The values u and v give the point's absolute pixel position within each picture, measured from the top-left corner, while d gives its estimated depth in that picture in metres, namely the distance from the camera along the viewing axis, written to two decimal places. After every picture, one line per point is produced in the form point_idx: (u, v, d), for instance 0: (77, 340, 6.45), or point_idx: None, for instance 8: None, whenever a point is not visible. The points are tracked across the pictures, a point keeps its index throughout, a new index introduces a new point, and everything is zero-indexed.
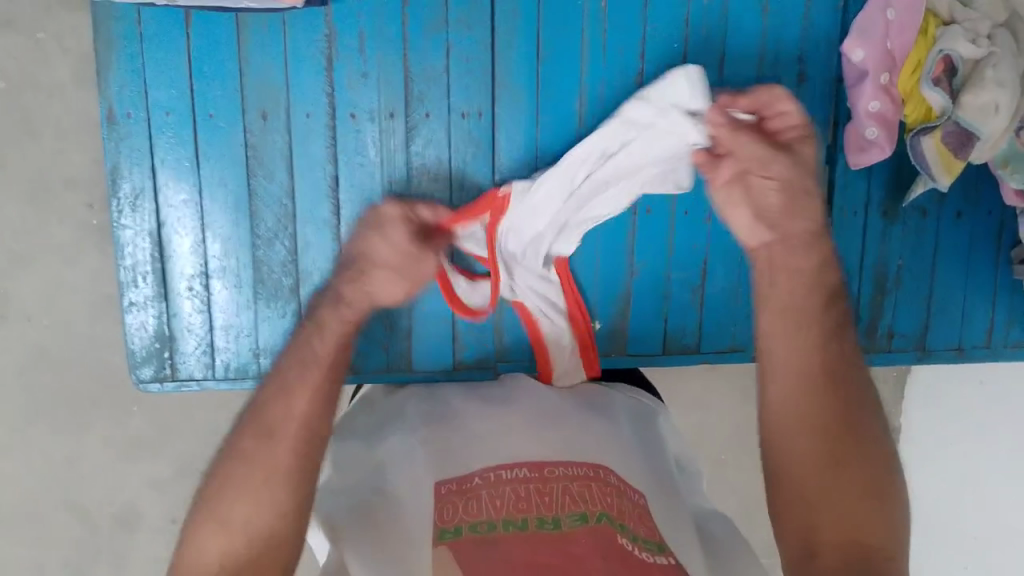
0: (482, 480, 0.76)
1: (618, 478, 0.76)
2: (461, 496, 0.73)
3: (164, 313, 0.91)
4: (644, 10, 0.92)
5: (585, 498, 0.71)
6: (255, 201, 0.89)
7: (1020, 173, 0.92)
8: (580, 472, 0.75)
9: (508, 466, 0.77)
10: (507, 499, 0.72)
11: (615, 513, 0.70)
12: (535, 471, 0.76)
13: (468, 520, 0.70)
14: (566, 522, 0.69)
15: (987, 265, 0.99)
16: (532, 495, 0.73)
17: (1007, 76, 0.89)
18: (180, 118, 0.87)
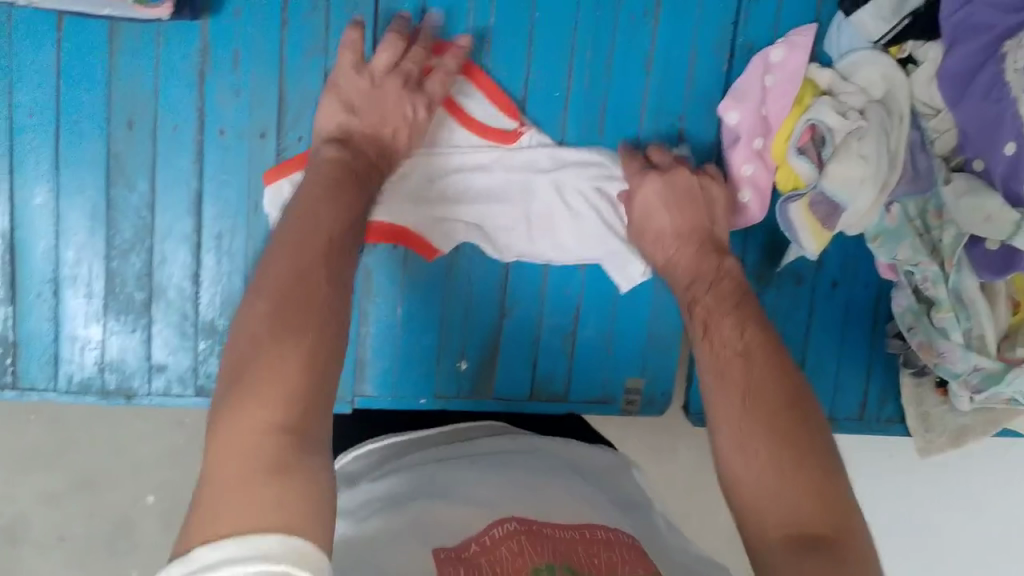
0: (478, 547, 0.64)
1: (608, 534, 0.67)
2: (459, 564, 0.62)
3: (10, 318, 0.86)
4: (528, 54, 0.90)
5: (577, 554, 0.63)
6: (113, 211, 0.85)
7: (888, 247, 0.91)
8: (566, 532, 0.66)
9: (491, 524, 0.67)
10: (501, 562, 0.62)
11: (607, 567, 0.62)
12: (524, 526, 0.66)
13: None
14: (561, 571, 0.60)
15: (860, 339, 1.02)
16: (525, 550, 0.63)
17: (872, 150, 0.84)
18: (43, 121, 0.83)
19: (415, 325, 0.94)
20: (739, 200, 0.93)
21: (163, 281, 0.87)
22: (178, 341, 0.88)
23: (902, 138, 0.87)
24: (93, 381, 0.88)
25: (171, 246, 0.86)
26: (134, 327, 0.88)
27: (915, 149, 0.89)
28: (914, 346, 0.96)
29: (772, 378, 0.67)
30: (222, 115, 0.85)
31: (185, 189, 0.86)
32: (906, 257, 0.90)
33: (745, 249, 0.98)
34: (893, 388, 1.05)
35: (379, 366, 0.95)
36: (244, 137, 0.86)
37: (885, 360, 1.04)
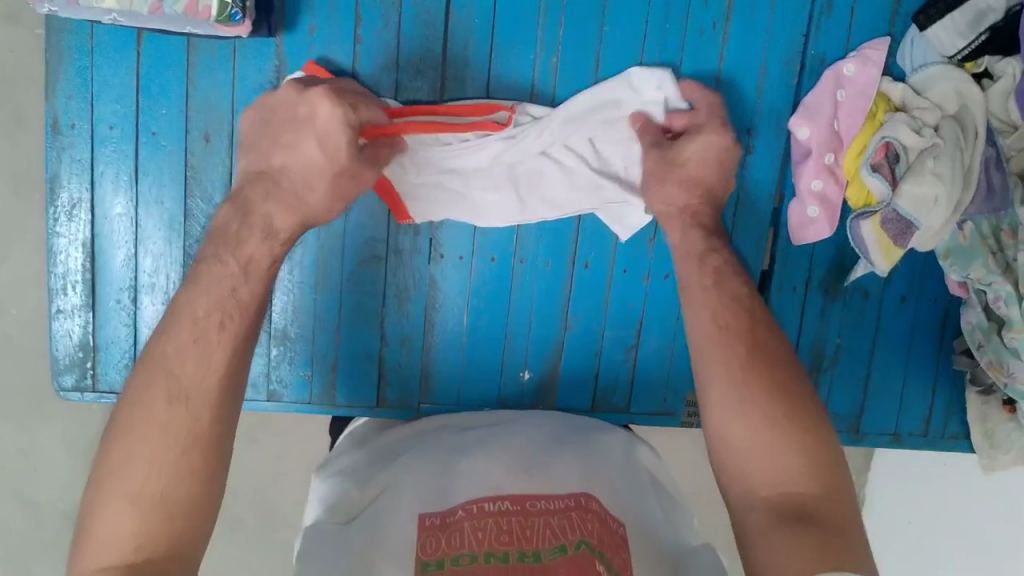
0: (466, 514, 0.70)
1: (600, 510, 0.72)
2: (445, 531, 0.69)
3: (91, 323, 0.89)
4: (596, 66, 0.89)
5: (566, 528, 0.67)
6: (190, 221, 0.87)
7: (960, 266, 0.90)
8: (562, 505, 0.71)
9: (485, 497, 0.72)
10: (490, 532, 0.67)
11: (595, 541, 0.66)
12: (517, 505, 0.71)
13: (451, 552, 0.66)
14: (548, 555, 0.65)
15: (926, 355, 1.01)
16: (517, 529, 0.68)
17: (947, 168, 0.83)
18: (124, 134, 0.85)
19: (478, 329, 0.95)
20: (806, 216, 0.92)
21: None
22: None
23: (978, 155, 0.86)
24: None
25: None
26: None
27: (990, 165, 0.88)
28: (983, 364, 0.95)
29: (773, 395, 0.66)
30: None
31: None
32: (980, 276, 0.89)
33: (812, 264, 0.97)
34: (957, 404, 1.04)
35: (443, 372, 0.95)
36: None
37: (951, 376, 1.03)
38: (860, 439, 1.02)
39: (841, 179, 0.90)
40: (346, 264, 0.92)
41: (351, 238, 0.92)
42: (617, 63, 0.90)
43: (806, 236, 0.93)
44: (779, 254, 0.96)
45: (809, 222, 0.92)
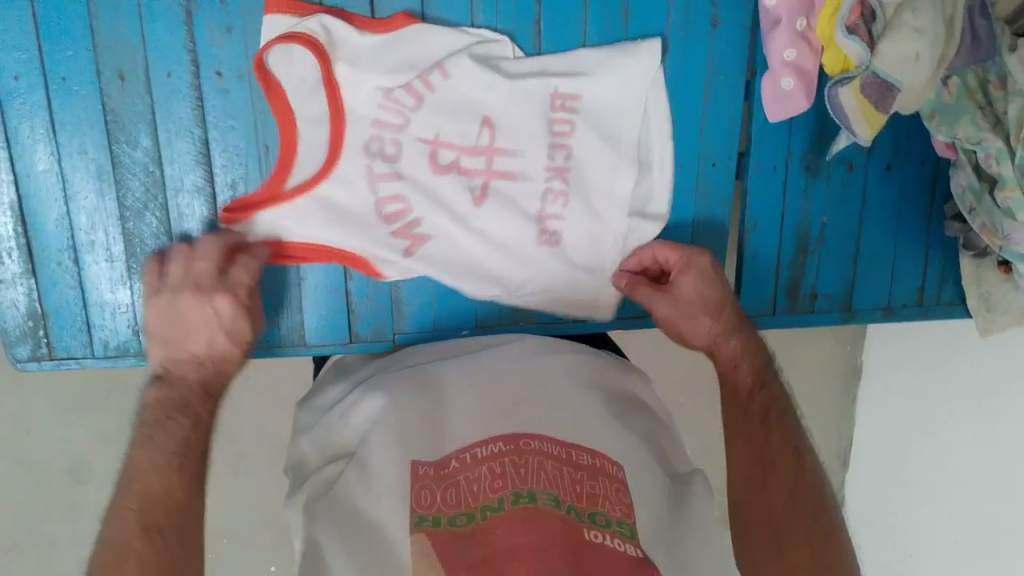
0: (459, 464, 0.70)
1: (596, 459, 0.71)
2: (439, 484, 0.68)
3: (35, 290, 0.84)
4: None
5: (558, 484, 0.67)
6: (120, 169, 0.81)
7: (946, 126, 0.85)
8: (558, 453, 0.70)
9: (481, 441, 0.72)
10: (485, 482, 0.67)
11: (584, 504, 0.66)
12: (510, 443, 0.71)
13: (447, 509, 0.66)
14: (542, 499, 0.65)
15: (916, 224, 0.97)
16: (510, 472, 0.68)
17: (927, 21, 0.77)
18: (30, 83, 0.78)
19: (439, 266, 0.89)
20: (780, 89, 0.85)
21: (182, 236, 0.84)
22: None
23: (959, 2, 0.79)
24: (129, 344, 0.86)
25: (184, 200, 0.83)
26: None
27: (974, 12, 0.80)
28: (977, 229, 0.91)
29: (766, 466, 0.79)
30: (218, 55, 0.80)
31: (192, 139, 0.82)
32: (968, 135, 0.84)
33: (790, 141, 0.91)
34: (952, 270, 1.00)
35: (413, 299, 0.91)
36: (245, 77, 0.81)
37: (943, 241, 0.99)
38: (853, 317, 0.99)
39: (814, 45, 0.84)
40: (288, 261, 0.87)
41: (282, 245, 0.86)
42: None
43: (783, 112, 0.87)
44: (754, 133, 0.90)
45: (784, 96, 0.86)
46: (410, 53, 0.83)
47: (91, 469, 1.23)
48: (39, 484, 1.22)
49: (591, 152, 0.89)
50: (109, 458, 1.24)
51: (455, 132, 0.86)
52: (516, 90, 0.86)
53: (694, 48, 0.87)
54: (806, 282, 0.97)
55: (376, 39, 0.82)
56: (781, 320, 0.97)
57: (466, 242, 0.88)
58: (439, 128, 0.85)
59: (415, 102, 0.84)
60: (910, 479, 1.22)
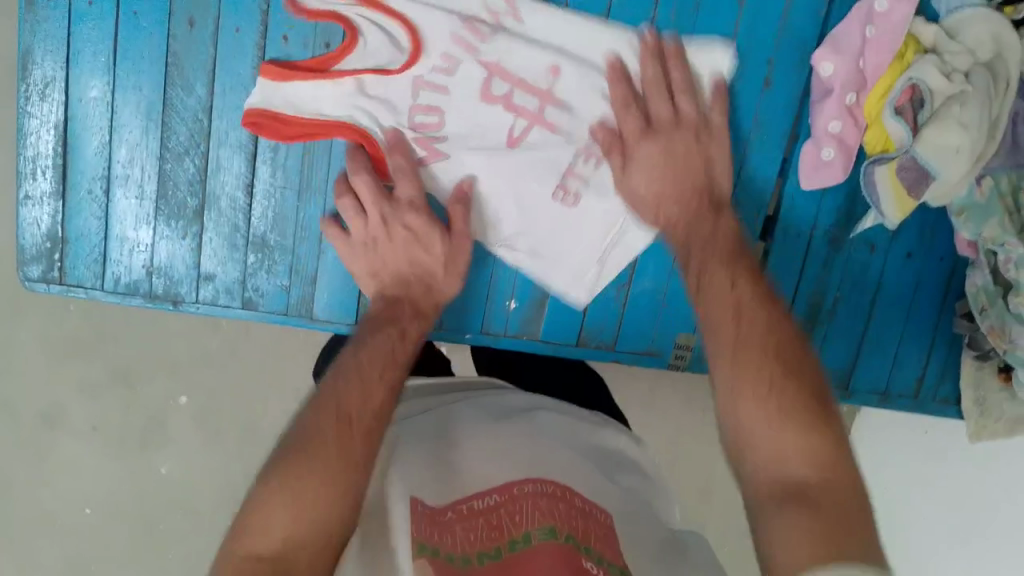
0: (454, 514, 0.66)
1: (587, 505, 0.70)
2: (436, 524, 0.64)
3: (61, 213, 0.84)
4: None
5: (554, 515, 0.65)
6: (169, 111, 0.83)
7: (972, 224, 0.86)
8: (548, 492, 0.69)
9: (474, 493, 0.69)
10: (481, 532, 0.64)
11: (580, 537, 0.65)
12: (503, 493, 0.69)
13: (449, 547, 0.62)
14: (538, 537, 0.63)
15: (926, 317, 0.98)
16: (507, 521, 0.65)
17: (974, 118, 0.79)
18: (103, 11, 0.80)
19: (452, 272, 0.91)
20: (820, 158, 0.87)
21: (216, 189, 0.85)
22: (227, 252, 0.87)
23: (1005, 107, 0.82)
24: (140, 284, 0.86)
25: (225, 153, 0.84)
26: (183, 233, 0.86)
27: (1019, 120, 0.84)
28: (985, 330, 0.92)
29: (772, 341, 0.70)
30: (288, 20, 0.82)
31: (244, 95, 0.83)
32: (992, 237, 0.85)
33: (819, 211, 0.93)
34: (953, 367, 1.01)
35: None
36: (308, 46, 0.83)
37: (949, 337, 1.00)
38: (848, 397, 1.00)
39: (859, 120, 0.86)
40: (248, 238, 0.86)
41: (253, 227, 0.86)
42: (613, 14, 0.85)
43: (818, 180, 0.89)
44: (786, 196, 0.92)
45: (823, 164, 0.88)
46: (466, 51, 0.84)
47: (70, 414, 1.22)
48: (16, 422, 1.21)
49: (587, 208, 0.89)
50: (90, 407, 1.22)
51: (488, 138, 0.86)
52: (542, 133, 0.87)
53: (745, 104, 0.89)
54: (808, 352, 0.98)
55: (450, 27, 0.83)
56: None
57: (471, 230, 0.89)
58: (470, 130, 0.86)
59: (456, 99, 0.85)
60: None
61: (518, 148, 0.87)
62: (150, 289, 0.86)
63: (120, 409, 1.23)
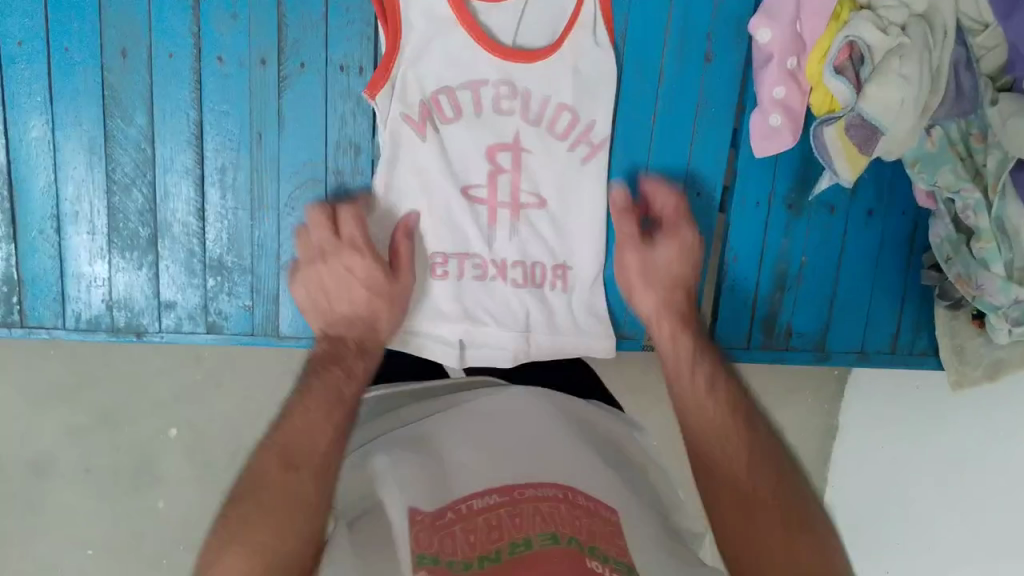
0: (455, 514, 0.62)
1: (590, 501, 0.65)
2: (435, 527, 0.60)
3: (14, 256, 0.84)
4: None
5: (555, 518, 0.61)
6: (112, 143, 0.82)
7: (928, 172, 0.86)
8: (555, 493, 0.64)
9: (473, 492, 0.64)
10: (481, 534, 0.60)
11: (583, 537, 0.60)
12: (504, 494, 0.64)
13: (446, 551, 0.58)
14: (539, 542, 0.59)
15: (894, 271, 0.98)
16: (507, 521, 0.61)
17: (913, 70, 0.80)
18: (34, 50, 0.79)
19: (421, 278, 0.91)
20: (768, 125, 0.87)
21: (167, 216, 0.84)
22: (186, 279, 0.86)
23: (945, 56, 0.82)
24: (102, 319, 0.86)
25: (173, 180, 0.84)
26: (138, 264, 0.85)
27: (958, 68, 0.84)
28: (952, 278, 0.92)
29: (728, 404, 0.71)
30: (220, 41, 0.81)
31: (185, 120, 0.82)
32: (947, 185, 0.86)
33: (775, 178, 0.93)
34: (926, 319, 1.02)
35: None
36: (245, 65, 0.82)
37: (920, 291, 1.00)
38: (826, 359, 1.00)
39: (803, 84, 0.86)
40: (206, 262, 0.86)
41: (209, 251, 0.86)
42: (552, 24, 0.87)
43: (771, 147, 0.89)
44: (739, 167, 0.92)
45: (771, 133, 0.88)
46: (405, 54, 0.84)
47: (58, 460, 1.19)
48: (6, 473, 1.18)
49: (573, 227, 0.92)
50: (78, 451, 1.20)
51: (459, 156, 0.88)
52: (518, 153, 0.89)
53: (690, 78, 0.89)
54: (781, 319, 0.98)
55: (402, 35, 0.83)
56: (756, 353, 0.98)
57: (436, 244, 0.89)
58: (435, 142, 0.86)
59: (455, 115, 0.87)
60: (875, 536, 1.21)
61: (491, 167, 0.88)
62: (112, 323, 0.85)
63: (108, 450, 1.20)
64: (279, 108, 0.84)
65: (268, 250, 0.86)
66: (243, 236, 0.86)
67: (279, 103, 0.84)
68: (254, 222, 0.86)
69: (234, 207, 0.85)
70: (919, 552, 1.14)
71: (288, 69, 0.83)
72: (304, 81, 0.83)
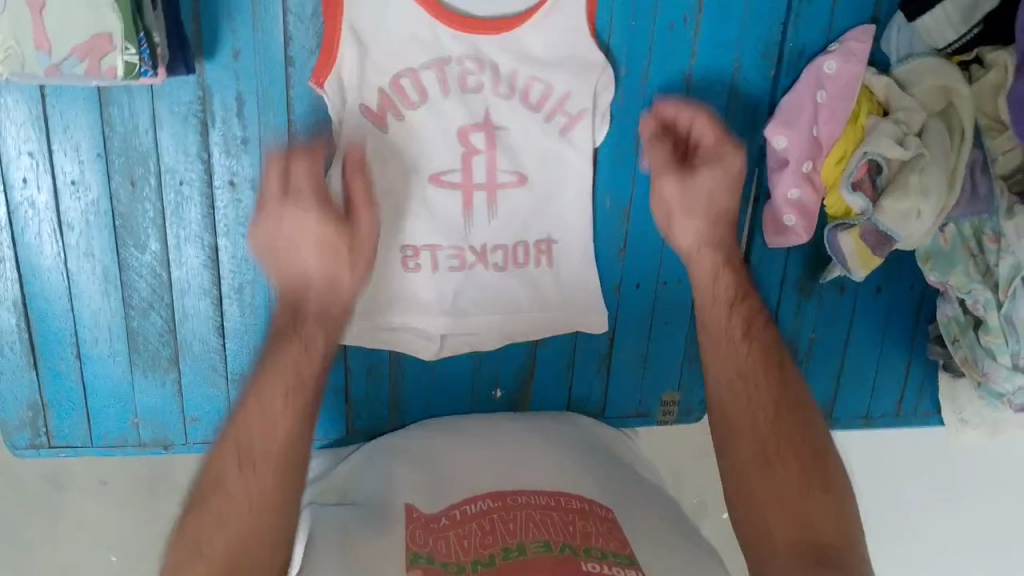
0: (449, 519, 0.84)
1: (584, 504, 0.86)
2: (430, 532, 0.83)
3: (36, 382, 0.84)
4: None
5: (548, 526, 0.81)
6: (128, 272, 0.82)
7: (940, 270, 0.87)
8: (545, 501, 0.86)
9: (469, 499, 0.87)
10: (475, 536, 0.82)
11: (577, 542, 0.79)
12: (497, 500, 0.86)
13: (438, 554, 0.79)
14: (532, 547, 0.79)
15: (900, 343, 1.01)
16: (500, 526, 0.83)
17: (932, 182, 0.80)
18: (41, 185, 0.78)
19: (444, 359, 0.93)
20: (782, 223, 0.87)
21: (187, 336, 0.85)
22: (209, 392, 0.87)
23: (963, 160, 0.82)
24: (128, 435, 0.87)
25: (191, 301, 0.84)
26: (161, 382, 0.86)
27: (975, 170, 0.83)
28: (957, 359, 0.93)
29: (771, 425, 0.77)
30: (232, 166, 0.80)
31: (201, 243, 0.82)
32: (959, 284, 0.86)
33: (787, 264, 0.93)
34: (929, 382, 1.05)
35: (411, 396, 0.95)
36: (257, 186, 0.81)
37: (925, 358, 1.03)
38: (833, 424, 1.04)
39: (818, 185, 0.85)
40: (227, 375, 0.87)
41: (230, 365, 0.87)
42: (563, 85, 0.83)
43: (783, 243, 0.87)
44: (755, 256, 0.92)
45: (784, 229, 0.87)
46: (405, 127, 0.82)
47: None
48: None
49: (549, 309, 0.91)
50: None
51: (438, 209, 0.85)
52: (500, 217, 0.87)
53: None
54: None
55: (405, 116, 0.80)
56: None
57: (467, 291, 0.89)
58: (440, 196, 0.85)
59: (421, 99, 0.81)
60: None
61: (467, 151, 0.84)
62: (138, 439, 0.87)
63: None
64: None
65: None
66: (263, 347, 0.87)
67: None
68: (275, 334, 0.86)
69: (253, 322, 0.86)
70: None
71: None
72: None
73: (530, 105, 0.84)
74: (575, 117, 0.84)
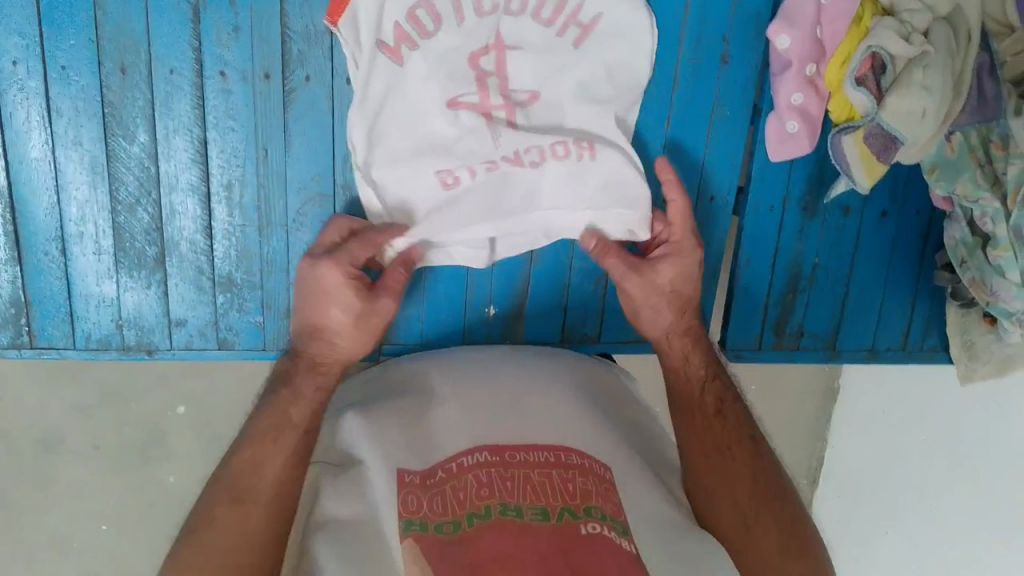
0: (444, 474, 0.78)
1: (585, 461, 0.80)
2: (425, 490, 0.76)
3: (19, 278, 0.82)
4: None
5: (546, 490, 0.76)
6: (115, 163, 0.80)
7: (945, 180, 0.84)
8: (543, 459, 0.79)
9: (463, 451, 0.80)
10: (470, 492, 0.75)
11: (576, 503, 0.74)
12: (496, 454, 0.80)
13: (433, 515, 0.73)
14: (530, 514, 0.73)
15: (906, 271, 0.98)
16: (496, 483, 0.76)
17: (935, 81, 0.77)
18: (29, 69, 0.76)
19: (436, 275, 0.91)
20: (785, 130, 0.85)
21: (174, 235, 0.83)
22: (195, 295, 0.86)
23: (969, 62, 0.80)
24: (111, 338, 0.86)
25: (178, 198, 0.82)
26: (147, 283, 0.84)
27: (983, 73, 0.81)
28: (966, 282, 0.92)
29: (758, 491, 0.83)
30: (223, 55, 0.78)
31: (191, 136, 0.80)
32: (966, 193, 0.85)
33: (790, 179, 0.91)
34: (936, 318, 1.02)
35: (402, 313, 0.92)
36: (248, 79, 0.79)
37: (932, 290, 1.00)
38: (837, 357, 1.01)
39: (822, 91, 0.84)
40: (216, 277, 0.85)
41: (218, 267, 0.85)
42: None
43: (785, 152, 0.87)
44: (755, 172, 0.90)
45: (787, 137, 0.86)
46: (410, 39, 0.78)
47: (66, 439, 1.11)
48: None
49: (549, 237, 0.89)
50: (83, 427, 1.11)
51: (439, 127, 0.82)
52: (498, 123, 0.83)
53: (704, 82, 0.87)
54: (792, 320, 0.98)
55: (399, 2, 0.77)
56: (765, 355, 0.99)
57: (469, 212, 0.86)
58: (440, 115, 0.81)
59: (436, 28, 0.78)
60: (882, 511, 1.25)
61: (478, 77, 0.81)
62: (123, 341, 0.85)
63: (115, 427, 1.12)
64: (285, 128, 0.81)
65: (275, 264, 0.86)
66: (252, 250, 0.85)
67: (285, 120, 0.81)
68: (264, 236, 0.85)
69: (241, 224, 0.84)
70: (923, 526, 1.18)
71: (292, 81, 0.80)
72: (310, 94, 0.81)
73: (542, 21, 0.80)
74: (588, 27, 0.81)
